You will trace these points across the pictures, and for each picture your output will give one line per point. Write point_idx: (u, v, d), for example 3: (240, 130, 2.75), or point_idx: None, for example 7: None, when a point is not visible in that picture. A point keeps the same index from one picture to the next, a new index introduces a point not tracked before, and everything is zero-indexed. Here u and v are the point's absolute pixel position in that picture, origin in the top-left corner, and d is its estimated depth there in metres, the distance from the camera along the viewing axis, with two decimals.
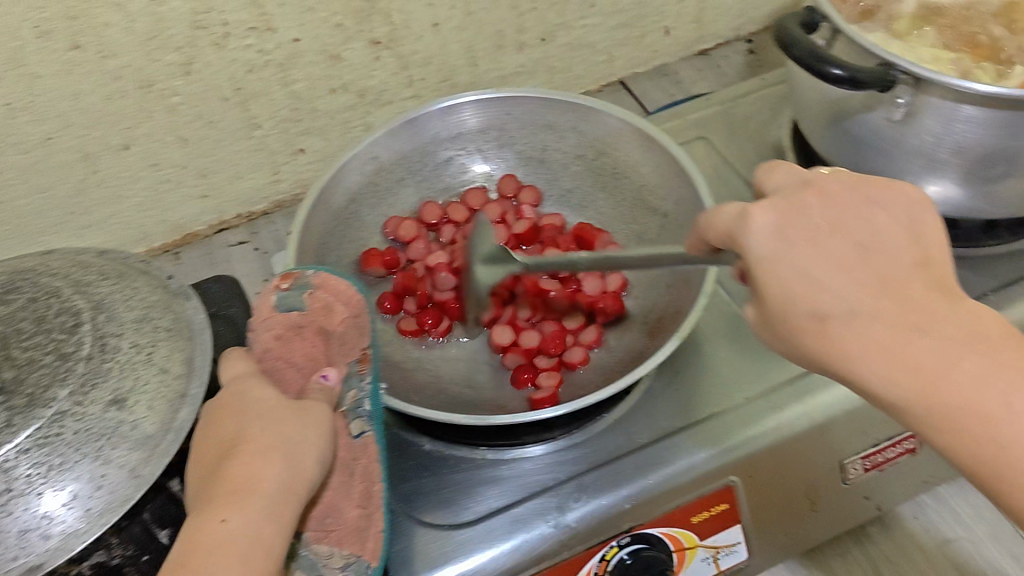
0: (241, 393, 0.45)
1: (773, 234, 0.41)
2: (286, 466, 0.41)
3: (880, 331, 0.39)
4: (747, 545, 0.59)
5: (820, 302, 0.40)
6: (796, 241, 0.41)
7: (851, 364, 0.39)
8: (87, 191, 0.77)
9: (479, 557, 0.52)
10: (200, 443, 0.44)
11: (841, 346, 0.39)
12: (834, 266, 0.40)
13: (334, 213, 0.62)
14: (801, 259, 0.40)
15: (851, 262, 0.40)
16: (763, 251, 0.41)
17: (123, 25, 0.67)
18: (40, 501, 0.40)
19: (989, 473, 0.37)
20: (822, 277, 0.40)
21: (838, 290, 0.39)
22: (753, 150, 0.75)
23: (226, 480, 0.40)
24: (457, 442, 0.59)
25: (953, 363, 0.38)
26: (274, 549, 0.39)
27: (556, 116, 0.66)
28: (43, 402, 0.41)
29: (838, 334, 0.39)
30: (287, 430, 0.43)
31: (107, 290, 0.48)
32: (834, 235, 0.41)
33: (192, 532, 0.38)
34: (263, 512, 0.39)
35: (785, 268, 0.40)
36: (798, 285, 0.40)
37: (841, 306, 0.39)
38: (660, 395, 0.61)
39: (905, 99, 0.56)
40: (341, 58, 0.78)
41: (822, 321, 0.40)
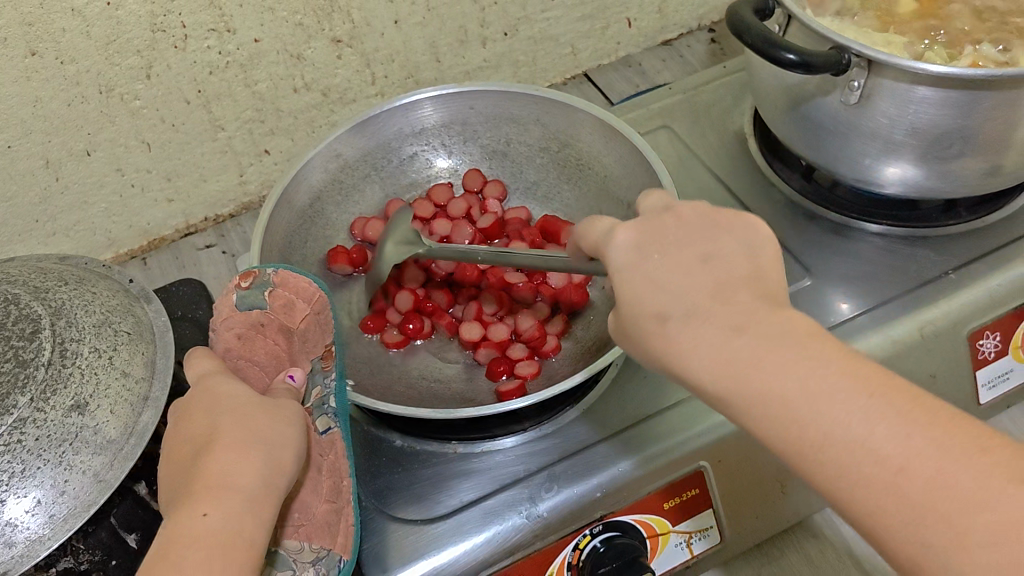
0: (211, 389, 0.44)
1: (628, 243, 0.41)
2: (263, 461, 0.40)
3: (710, 331, 0.36)
4: (719, 529, 0.58)
5: (656, 304, 0.38)
6: (648, 250, 0.40)
7: (682, 361, 0.37)
8: (52, 199, 0.77)
9: (453, 550, 0.52)
10: (168, 442, 0.42)
11: (674, 343, 0.37)
12: (675, 272, 0.38)
13: (299, 212, 0.62)
14: (649, 266, 0.39)
15: (689, 267, 0.38)
16: (617, 261, 0.40)
17: (80, 30, 0.67)
18: (3, 509, 0.40)
19: (817, 471, 0.33)
20: (660, 279, 0.39)
21: (675, 294, 0.38)
22: (716, 138, 0.75)
23: (203, 476, 0.39)
24: (428, 437, 0.59)
25: (766, 356, 0.35)
26: (255, 543, 0.38)
27: (518, 109, 0.66)
28: (3, 410, 0.41)
29: (673, 336, 0.37)
30: (263, 427, 0.42)
31: (66, 295, 0.48)
32: (680, 244, 0.40)
33: (170, 529, 0.37)
34: (243, 507, 0.38)
35: (630, 272, 0.40)
36: (641, 284, 0.39)
37: (676, 306, 0.38)
38: (628, 384, 0.61)
39: (859, 82, 0.56)
40: (303, 57, 0.78)
41: (660, 321, 0.38)
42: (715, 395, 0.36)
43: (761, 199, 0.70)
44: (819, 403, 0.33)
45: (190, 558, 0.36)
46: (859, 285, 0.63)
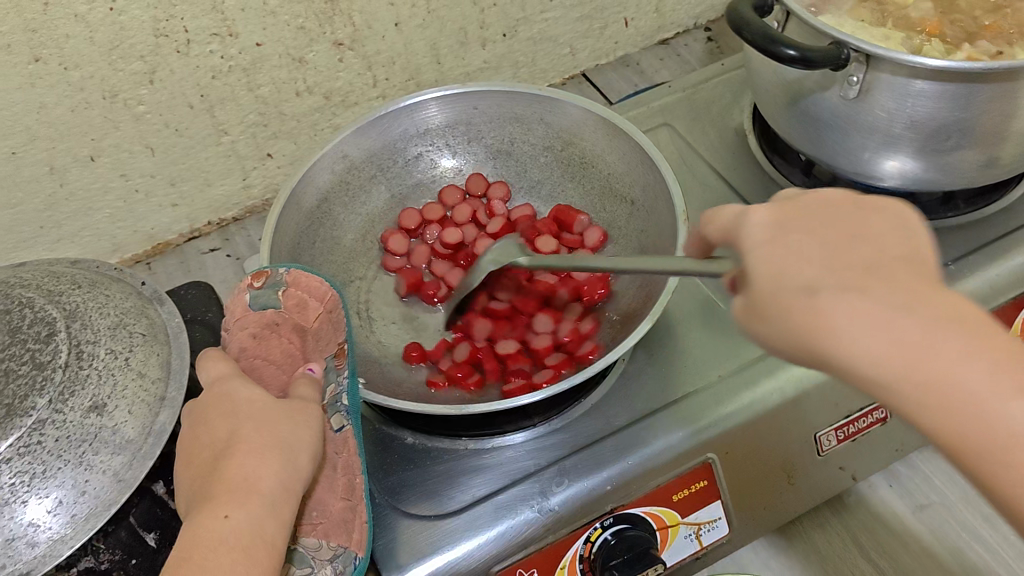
0: (227, 393, 0.44)
1: (767, 221, 0.37)
2: (282, 461, 0.41)
3: (871, 308, 0.33)
4: (727, 520, 0.59)
5: (807, 277, 0.34)
6: (793, 231, 0.36)
7: (829, 337, 0.33)
8: (57, 205, 0.77)
9: (465, 545, 0.53)
10: (187, 440, 0.43)
11: (828, 321, 0.33)
12: (829, 252, 0.35)
13: (307, 214, 0.62)
14: (797, 247, 0.35)
15: (841, 246, 0.35)
16: (753, 241, 0.37)
17: (83, 36, 0.67)
18: (25, 509, 0.40)
19: (968, 462, 0.32)
20: (814, 257, 0.35)
21: (830, 269, 0.34)
22: (717, 135, 0.76)
23: (223, 478, 0.40)
24: (438, 433, 0.60)
25: (937, 342, 0.32)
26: (275, 544, 0.39)
27: (522, 109, 0.67)
28: (22, 411, 0.41)
29: (830, 312, 0.33)
30: (281, 427, 0.43)
31: (80, 298, 0.48)
32: (826, 226, 0.36)
33: (192, 529, 0.38)
34: (264, 509, 0.39)
35: (770, 251, 0.36)
36: (790, 261, 0.35)
37: (833, 281, 0.34)
38: (634, 378, 0.62)
39: (858, 77, 0.57)
40: (306, 60, 0.79)
41: (811, 295, 0.34)
42: (868, 375, 0.33)
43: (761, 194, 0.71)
44: (994, 393, 0.31)
45: (213, 561, 0.37)
46: None
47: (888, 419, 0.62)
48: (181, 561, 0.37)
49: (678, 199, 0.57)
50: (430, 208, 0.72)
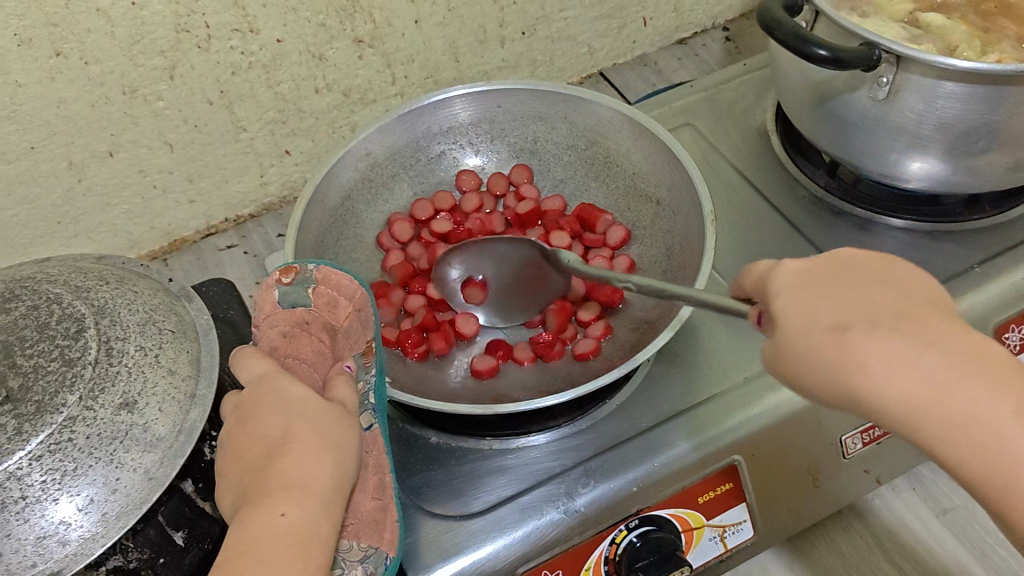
0: (277, 388, 0.44)
1: (799, 270, 0.40)
2: (336, 462, 0.42)
3: (889, 343, 0.36)
4: (752, 523, 0.59)
5: (834, 317, 0.37)
6: (815, 287, 0.39)
7: (856, 371, 0.36)
8: (74, 201, 0.77)
9: (490, 547, 0.52)
10: (234, 434, 0.43)
11: (857, 356, 0.36)
12: (848, 296, 0.38)
13: (331, 211, 0.62)
14: (821, 295, 0.38)
15: (863, 288, 0.38)
16: (784, 295, 0.39)
17: (105, 30, 0.67)
18: (56, 507, 0.40)
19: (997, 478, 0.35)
20: (842, 303, 0.38)
21: (855, 310, 0.37)
22: (739, 136, 0.76)
23: (278, 474, 0.40)
24: (463, 433, 0.59)
25: (952, 378, 0.35)
26: (327, 544, 0.39)
27: (547, 107, 0.67)
28: (52, 408, 0.41)
29: (861, 349, 0.36)
30: (333, 427, 0.43)
31: (108, 294, 0.48)
32: (854, 272, 0.39)
33: (250, 524, 0.38)
34: (319, 509, 0.40)
35: (804, 300, 0.38)
36: (818, 308, 0.38)
37: (858, 318, 0.37)
38: (660, 379, 0.61)
39: (887, 78, 0.57)
40: (325, 57, 0.79)
41: (841, 332, 0.37)
42: (893, 408, 0.36)
43: (784, 195, 0.71)
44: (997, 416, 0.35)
45: (272, 556, 0.37)
46: None
47: None
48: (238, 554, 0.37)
49: (705, 199, 0.57)
50: (442, 195, 0.70)
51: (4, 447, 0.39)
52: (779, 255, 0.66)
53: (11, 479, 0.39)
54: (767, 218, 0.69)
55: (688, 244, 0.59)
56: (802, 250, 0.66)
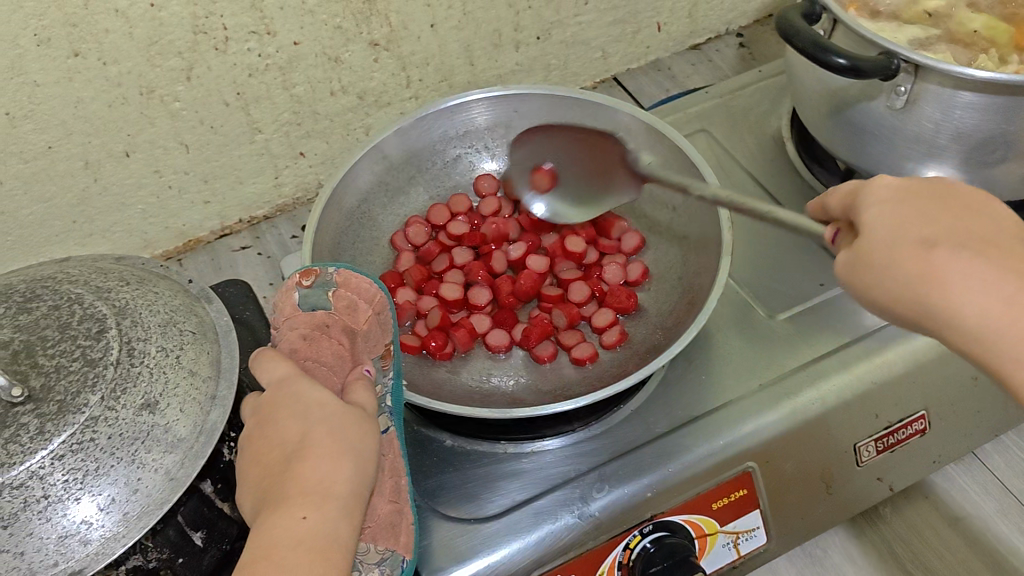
0: (295, 392, 0.44)
1: (897, 187, 0.43)
2: (356, 466, 0.42)
3: (969, 264, 0.40)
4: (766, 530, 0.59)
5: (921, 232, 0.41)
6: (907, 203, 0.42)
7: (933, 285, 0.40)
8: (90, 200, 0.77)
9: (505, 551, 0.53)
10: (252, 437, 0.43)
11: (935, 270, 0.40)
12: (938, 219, 0.41)
13: (348, 213, 0.62)
14: (913, 212, 0.42)
15: (953, 214, 0.42)
16: (876, 207, 0.43)
17: (123, 31, 0.67)
18: (77, 507, 0.40)
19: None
20: (932, 223, 0.41)
21: (943, 231, 0.41)
22: (754, 142, 0.76)
23: (297, 478, 0.41)
24: (478, 436, 0.59)
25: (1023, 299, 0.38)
26: (347, 548, 0.40)
27: (563, 112, 0.67)
28: (74, 408, 0.41)
29: (940, 264, 0.40)
30: (352, 430, 0.43)
31: (129, 295, 0.48)
32: (946, 199, 0.42)
33: (271, 529, 0.38)
34: (339, 513, 0.40)
35: (893, 214, 0.42)
36: (905, 223, 0.41)
37: (944, 238, 0.40)
38: (674, 384, 0.61)
39: (905, 87, 0.57)
40: (341, 60, 0.79)
41: (925, 246, 0.40)
42: (964, 322, 0.40)
43: (799, 202, 0.71)
44: None
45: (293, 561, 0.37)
46: None
47: (928, 429, 0.62)
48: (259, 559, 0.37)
49: (719, 206, 0.58)
50: (458, 199, 0.70)
51: (27, 446, 0.40)
52: None
53: (33, 479, 0.39)
54: (781, 225, 0.69)
55: (704, 250, 0.59)
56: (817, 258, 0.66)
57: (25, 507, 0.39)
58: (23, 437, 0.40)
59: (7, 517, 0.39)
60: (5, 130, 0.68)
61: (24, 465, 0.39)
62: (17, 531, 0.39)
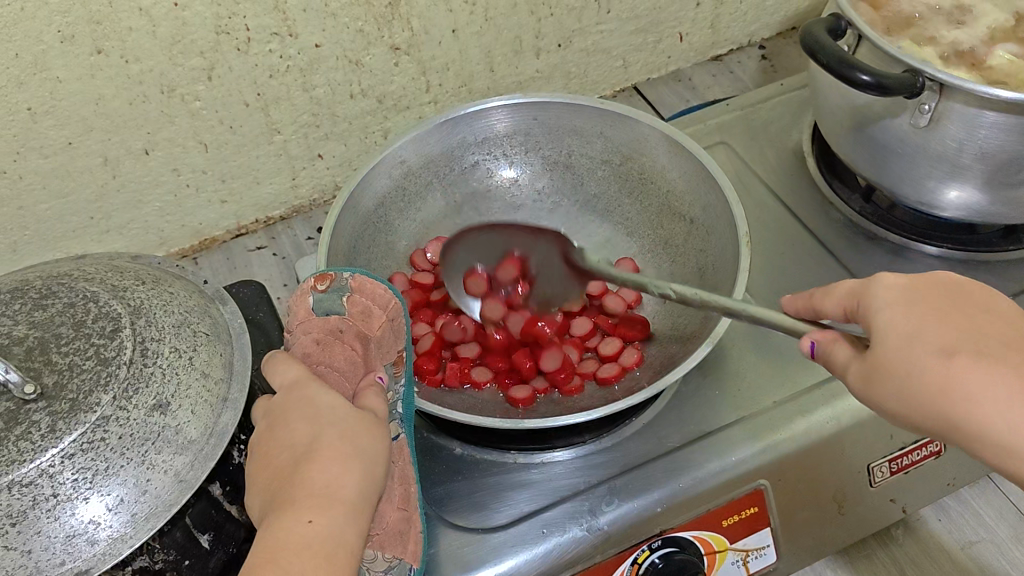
0: (307, 395, 0.44)
1: (902, 290, 0.42)
2: (364, 470, 0.42)
3: (985, 372, 0.38)
4: (776, 548, 0.58)
5: (937, 343, 0.39)
6: (919, 306, 0.41)
7: (959, 399, 0.38)
8: (107, 196, 0.77)
9: (511, 562, 0.52)
10: (262, 441, 0.43)
11: (958, 382, 0.39)
12: (951, 327, 0.40)
13: (363, 217, 0.62)
14: (921, 315, 0.40)
15: (963, 321, 0.40)
16: (884, 308, 0.41)
17: (146, 29, 0.68)
18: (85, 506, 0.40)
19: None
20: (942, 327, 0.40)
21: (956, 339, 0.40)
22: (774, 156, 0.75)
23: (305, 481, 0.40)
24: (487, 445, 0.59)
25: None
26: (353, 553, 0.39)
27: (582, 121, 0.66)
28: (86, 407, 0.41)
29: (959, 371, 0.39)
30: (363, 434, 0.43)
31: (144, 294, 0.48)
32: (953, 303, 0.41)
33: (276, 532, 0.38)
34: (345, 518, 0.40)
35: (903, 317, 0.41)
36: (921, 330, 0.40)
37: (962, 344, 0.39)
38: (687, 399, 0.61)
39: (929, 105, 0.56)
40: (362, 63, 0.79)
41: (944, 359, 0.39)
42: (999, 438, 0.38)
43: (818, 217, 0.70)
44: None
45: (298, 564, 0.37)
46: None
47: (943, 453, 0.61)
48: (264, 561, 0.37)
49: (741, 220, 0.56)
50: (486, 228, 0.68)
51: (39, 444, 0.40)
52: (811, 279, 0.66)
53: (43, 477, 0.39)
54: (799, 241, 0.69)
55: (722, 265, 0.58)
56: (835, 275, 0.66)
57: (34, 505, 0.39)
58: (34, 434, 0.40)
59: (16, 515, 0.39)
60: (26, 125, 0.69)
61: (35, 463, 0.39)
62: (25, 529, 0.39)
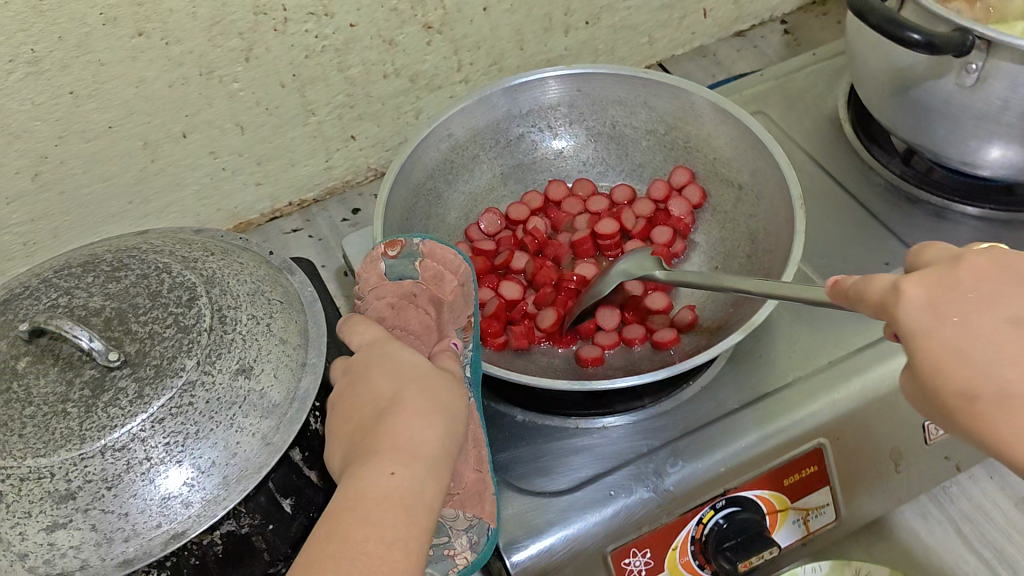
0: (387, 353, 0.44)
1: (919, 302, 0.37)
2: (446, 427, 0.42)
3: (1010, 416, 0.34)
4: (835, 508, 0.59)
5: (968, 383, 0.35)
6: (946, 319, 0.36)
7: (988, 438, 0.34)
8: (147, 179, 0.78)
9: (581, 525, 0.53)
10: (345, 395, 0.44)
11: (993, 426, 0.34)
12: (980, 344, 0.35)
13: (415, 189, 0.62)
14: (945, 334, 0.36)
15: (994, 333, 0.35)
16: (909, 327, 0.37)
17: (187, 11, 0.68)
18: (177, 470, 0.41)
19: None
20: (966, 354, 0.35)
21: (989, 368, 0.34)
22: (812, 124, 0.75)
23: (389, 434, 0.41)
24: (550, 411, 0.60)
25: None
26: (433, 507, 0.40)
27: (626, 92, 0.65)
28: (171, 372, 0.42)
29: (993, 419, 0.34)
30: (444, 391, 0.43)
31: (215, 265, 0.48)
32: (988, 307, 0.36)
33: (360, 481, 0.39)
34: (426, 472, 0.40)
35: (930, 343, 0.36)
36: (950, 365, 0.35)
37: (988, 382, 0.34)
38: (742, 362, 0.61)
39: (976, 65, 0.57)
40: (395, 42, 0.79)
41: (970, 401, 0.35)
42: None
43: (859, 183, 0.70)
44: None
45: (377, 514, 0.38)
46: None
47: None
48: (347, 508, 0.38)
49: (793, 182, 0.56)
50: (531, 196, 0.69)
51: (127, 409, 0.40)
52: (857, 243, 0.66)
53: (134, 441, 0.40)
54: (843, 206, 0.69)
55: (773, 229, 0.58)
56: (880, 239, 0.66)
57: (128, 469, 0.40)
58: (122, 401, 0.40)
59: (111, 479, 0.40)
60: (69, 108, 0.69)
61: (126, 428, 0.40)
62: (121, 492, 0.40)
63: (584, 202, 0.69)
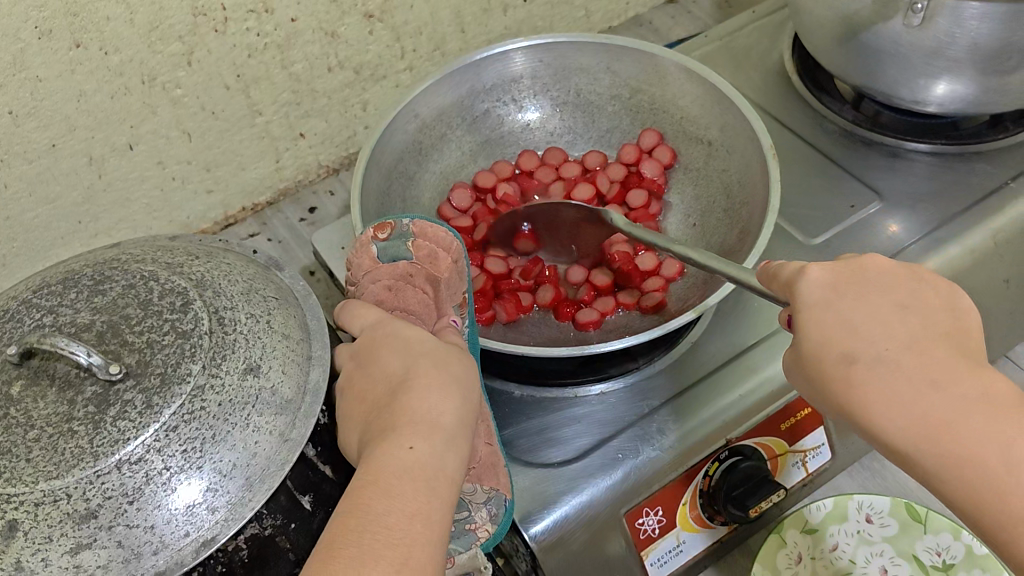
0: (392, 335, 0.44)
1: (824, 283, 0.42)
2: (462, 401, 0.42)
3: (893, 380, 0.39)
4: (830, 445, 0.61)
5: (853, 347, 0.40)
6: (847, 296, 0.41)
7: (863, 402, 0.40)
8: (95, 197, 0.75)
9: (593, 490, 0.53)
10: (354, 379, 0.44)
11: (866, 388, 0.40)
12: (872, 320, 0.41)
13: (387, 173, 0.61)
14: (846, 306, 0.41)
15: (887, 314, 0.41)
16: (810, 299, 0.42)
17: (123, 17, 0.65)
18: (198, 476, 0.40)
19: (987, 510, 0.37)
20: (861, 322, 0.41)
21: (874, 340, 0.40)
22: (760, 78, 0.77)
23: (406, 409, 0.41)
24: (547, 384, 0.60)
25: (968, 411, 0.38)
26: (455, 478, 0.40)
27: (587, 59, 0.65)
28: (178, 378, 0.40)
29: (865, 381, 0.40)
30: (455, 365, 0.43)
31: (202, 268, 0.47)
32: (887, 293, 0.42)
33: (379, 455, 0.39)
34: (445, 444, 0.40)
35: (833, 312, 0.41)
36: (840, 331, 0.41)
37: (869, 350, 0.40)
38: (727, 314, 0.62)
39: (921, 5, 0.58)
40: (338, 34, 0.78)
41: (849, 364, 0.40)
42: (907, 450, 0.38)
43: (815, 131, 0.72)
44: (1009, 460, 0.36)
45: (399, 487, 0.38)
46: (925, 199, 0.66)
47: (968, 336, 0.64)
48: (366, 483, 0.38)
49: (764, 134, 0.57)
50: (500, 165, 0.70)
51: (138, 421, 0.39)
52: (820, 189, 0.68)
53: (150, 453, 0.39)
54: (802, 155, 0.71)
55: (747, 180, 0.59)
56: (841, 182, 0.68)
57: (148, 481, 0.39)
58: (131, 413, 0.39)
59: (132, 493, 0.38)
60: (8, 129, 0.66)
61: (139, 441, 0.39)
62: (143, 506, 0.39)
63: (555, 170, 0.70)
